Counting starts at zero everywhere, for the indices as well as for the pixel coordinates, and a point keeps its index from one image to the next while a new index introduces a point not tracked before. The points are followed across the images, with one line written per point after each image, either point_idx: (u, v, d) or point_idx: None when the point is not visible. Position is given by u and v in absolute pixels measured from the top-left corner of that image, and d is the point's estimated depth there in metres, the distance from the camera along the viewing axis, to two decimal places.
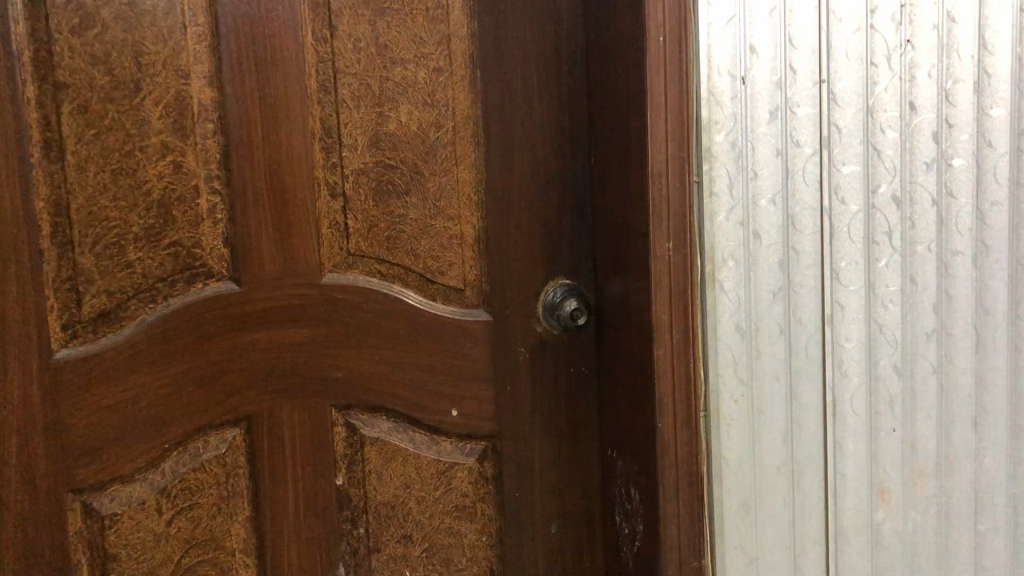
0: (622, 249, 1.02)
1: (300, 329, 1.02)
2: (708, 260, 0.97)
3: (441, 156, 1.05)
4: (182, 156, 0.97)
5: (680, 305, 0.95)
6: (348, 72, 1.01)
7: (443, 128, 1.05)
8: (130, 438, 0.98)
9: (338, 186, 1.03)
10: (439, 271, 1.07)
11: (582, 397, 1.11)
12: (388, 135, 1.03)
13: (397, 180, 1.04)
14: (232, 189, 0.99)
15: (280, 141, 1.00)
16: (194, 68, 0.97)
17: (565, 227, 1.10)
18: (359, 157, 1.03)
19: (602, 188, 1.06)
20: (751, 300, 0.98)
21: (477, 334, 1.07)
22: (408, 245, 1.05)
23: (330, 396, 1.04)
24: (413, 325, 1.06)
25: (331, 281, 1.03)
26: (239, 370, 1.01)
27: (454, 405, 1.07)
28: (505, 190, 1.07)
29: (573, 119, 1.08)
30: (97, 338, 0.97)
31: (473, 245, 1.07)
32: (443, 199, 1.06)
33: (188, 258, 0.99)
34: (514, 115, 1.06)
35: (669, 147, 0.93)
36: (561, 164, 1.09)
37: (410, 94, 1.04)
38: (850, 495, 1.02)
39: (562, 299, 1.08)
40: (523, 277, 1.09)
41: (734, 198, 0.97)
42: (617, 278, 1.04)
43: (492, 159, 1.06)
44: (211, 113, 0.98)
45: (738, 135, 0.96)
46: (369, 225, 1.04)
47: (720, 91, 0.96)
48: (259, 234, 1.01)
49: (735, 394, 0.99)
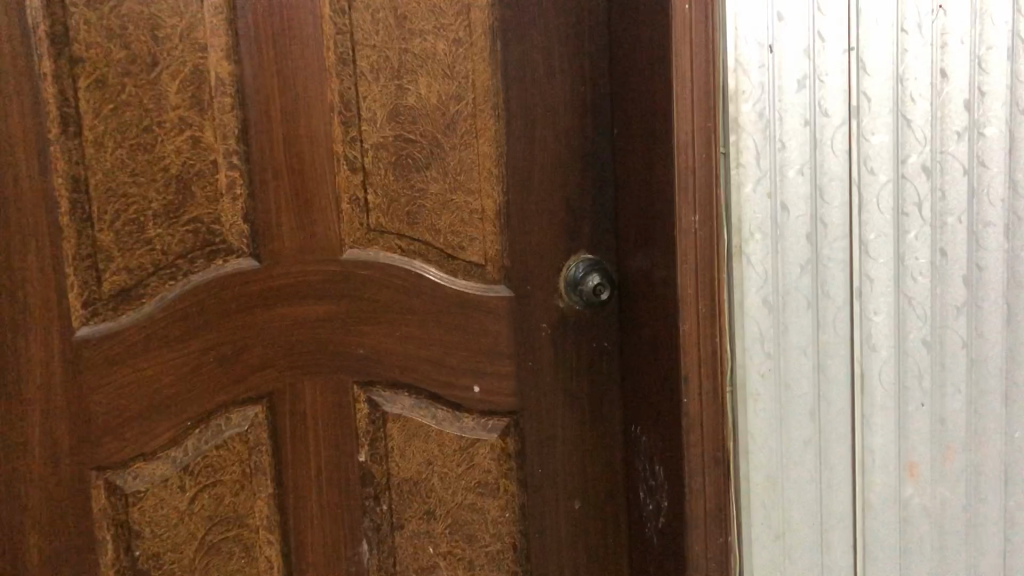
0: (647, 222, 1.00)
1: (321, 306, 1.02)
2: (735, 233, 0.95)
3: (461, 130, 1.04)
4: (200, 131, 0.96)
5: (706, 278, 0.93)
6: (366, 45, 1.00)
7: (464, 100, 1.03)
8: (153, 415, 0.97)
9: (357, 160, 1.01)
10: (460, 247, 1.05)
11: (605, 374, 1.10)
12: (407, 108, 1.02)
13: (417, 154, 1.03)
14: (251, 164, 0.98)
15: (298, 115, 0.99)
16: (211, 41, 0.96)
17: (587, 201, 1.08)
18: (379, 131, 1.01)
19: (625, 161, 1.04)
20: (779, 273, 0.96)
21: (498, 309, 1.06)
22: (429, 220, 1.04)
23: (352, 372, 1.03)
24: (434, 301, 1.05)
25: (351, 257, 1.02)
26: (260, 346, 1.00)
27: (476, 381, 1.07)
28: (526, 163, 1.05)
29: (596, 90, 1.06)
30: (118, 315, 0.96)
31: (494, 219, 1.06)
32: (464, 174, 1.04)
33: (207, 235, 0.98)
34: (535, 87, 1.04)
35: (694, 118, 0.91)
36: (583, 137, 1.07)
37: (429, 66, 1.02)
38: (879, 470, 1.01)
39: (584, 274, 1.07)
40: (544, 251, 1.07)
41: (761, 168, 0.94)
42: (641, 251, 1.02)
43: (513, 132, 1.04)
44: (229, 88, 0.97)
45: (766, 105, 0.94)
46: (389, 201, 1.03)
47: (747, 59, 0.93)
48: (279, 209, 0.99)
49: (762, 369, 0.97)
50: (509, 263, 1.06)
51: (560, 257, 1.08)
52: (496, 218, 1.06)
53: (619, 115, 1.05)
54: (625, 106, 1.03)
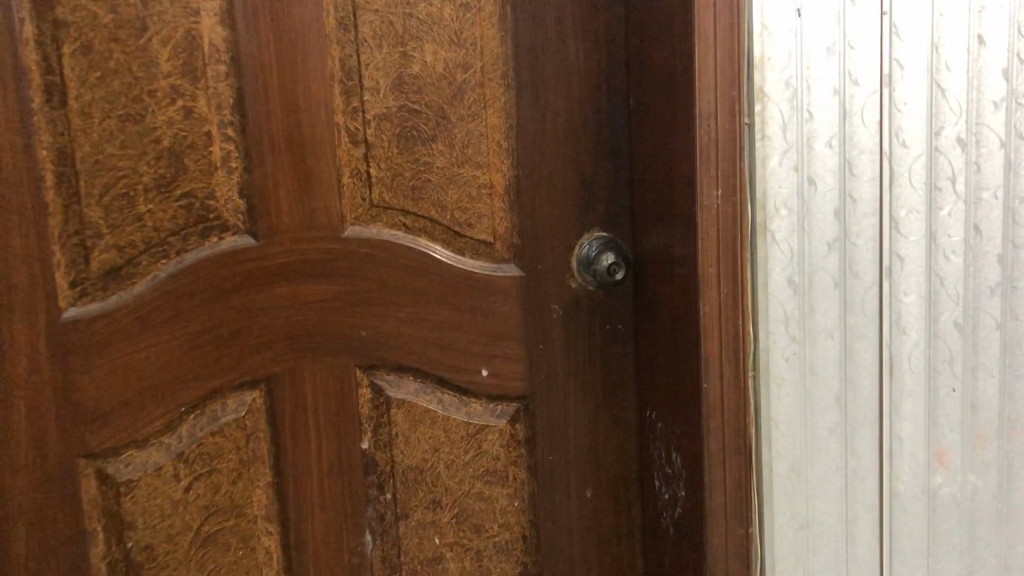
0: (664, 197, 0.95)
1: (322, 286, 0.97)
2: (759, 208, 0.90)
3: (469, 100, 0.98)
4: (193, 101, 0.91)
5: (728, 257, 0.88)
6: (368, 9, 0.94)
7: (472, 68, 0.98)
8: (145, 401, 0.93)
9: (360, 132, 0.96)
10: (468, 224, 1.00)
11: (619, 357, 1.05)
12: (412, 77, 0.96)
13: (423, 124, 0.97)
14: (247, 136, 0.93)
15: (297, 84, 0.93)
16: (204, 5, 0.90)
17: (601, 175, 1.02)
18: (382, 101, 0.96)
19: (641, 133, 0.98)
20: (805, 251, 0.91)
21: (507, 290, 1.01)
22: (435, 195, 0.99)
23: (354, 355, 0.99)
24: (440, 281, 1.00)
25: (353, 234, 0.97)
26: (257, 328, 0.95)
27: (484, 365, 1.02)
28: (538, 135, 1.00)
29: (611, 58, 1.01)
30: (108, 296, 0.91)
31: (504, 194, 1.01)
32: (471, 146, 0.99)
33: (202, 211, 0.93)
34: (548, 55, 0.99)
35: (718, 86, 0.86)
36: (597, 107, 1.01)
37: (435, 32, 0.96)
38: (907, 458, 0.96)
39: (598, 253, 1.02)
40: (556, 229, 1.02)
41: (787, 140, 0.89)
42: (658, 228, 0.97)
43: (524, 102, 0.99)
44: (223, 55, 0.91)
45: (792, 73, 0.88)
46: (393, 175, 0.98)
47: (773, 23, 0.88)
48: (276, 184, 0.94)
49: (787, 352, 0.92)
50: (519, 240, 1.01)
51: (572, 234, 1.03)
52: (505, 193, 1.01)
53: (633, 85, 1.00)
54: (642, 73, 0.97)
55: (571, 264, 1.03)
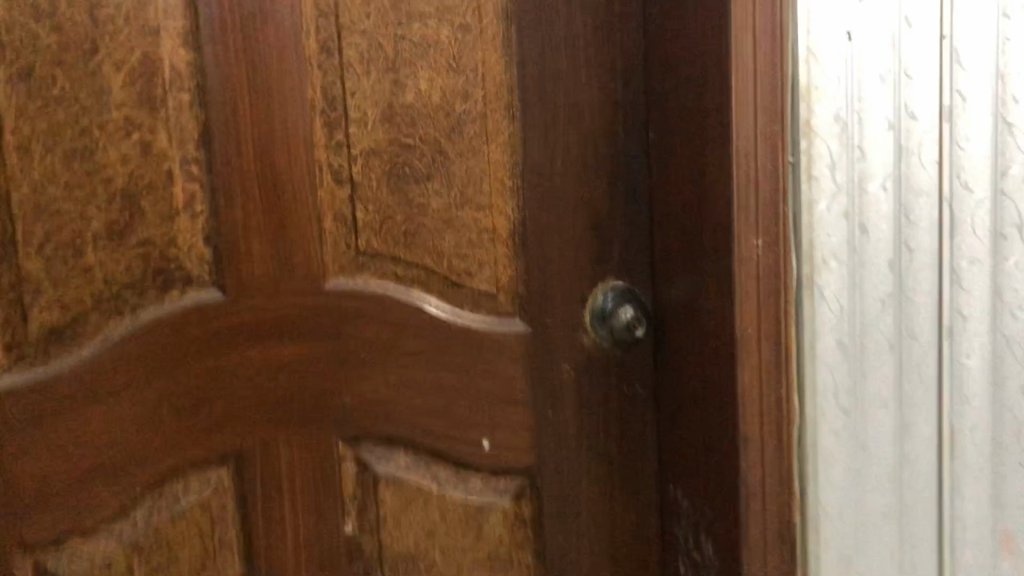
0: (692, 245, 0.83)
1: (300, 346, 0.84)
2: (805, 260, 0.78)
3: (469, 133, 0.86)
4: (151, 135, 0.79)
5: (770, 316, 0.77)
6: (354, 30, 0.83)
7: (472, 97, 0.86)
8: (93, 483, 0.80)
9: (344, 170, 0.84)
10: (467, 273, 0.88)
11: (638, 424, 0.92)
12: (405, 107, 0.85)
13: (416, 162, 0.86)
14: (214, 175, 0.81)
15: (272, 116, 0.81)
16: (165, 24, 0.78)
17: (618, 218, 0.90)
18: (370, 135, 0.84)
19: (662, 171, 0.87)
20: (857, 309, 0.79)
21: (511, 348, 0.89)
22: (430, 242, 0.87)
23: (337, 425, 0.86)
24: (435, 339, 0.87)
25: (336, 287, 0.85)
26: (226, 396, 0.83)
27: (485, 435, 0.89)
28: (546, 173, 0.88)
29: (630, 84, 0.88)
30: (50, 361, 0.78)
31: (508, 240, 0.89)
32: (471, 186, 0.87)
33: (161, 261, 0.80)
34: (558, 82, 0.87)
35: (758, 121, 0.74)
36: (614, 141, 0.89)
37: (431, 57, 0.84)
38: (970, 543, 0.85)
39: (614, 306, 0.90)
40: (567, 279, 0.90)
41: (837, 182, 0.77)
42: (683, 279, 0.85)
43: (531, 136, 0.87)
44: (187, 82, 0.79)
45: (843, 104, 0.77)
46: (383, 219, 0.86)
47: (822, 46, 0.76)
48: (248, 230, 0.82)
49: (835, 424, 0.80)
50: (526, 292, 0.89)
51: (585, 285, 0.90)
52: (509, 239, 0.89)
53: (653, 116, 0.88)
54: (655, 109, 0.87)
55: (584, 319, 0.91)
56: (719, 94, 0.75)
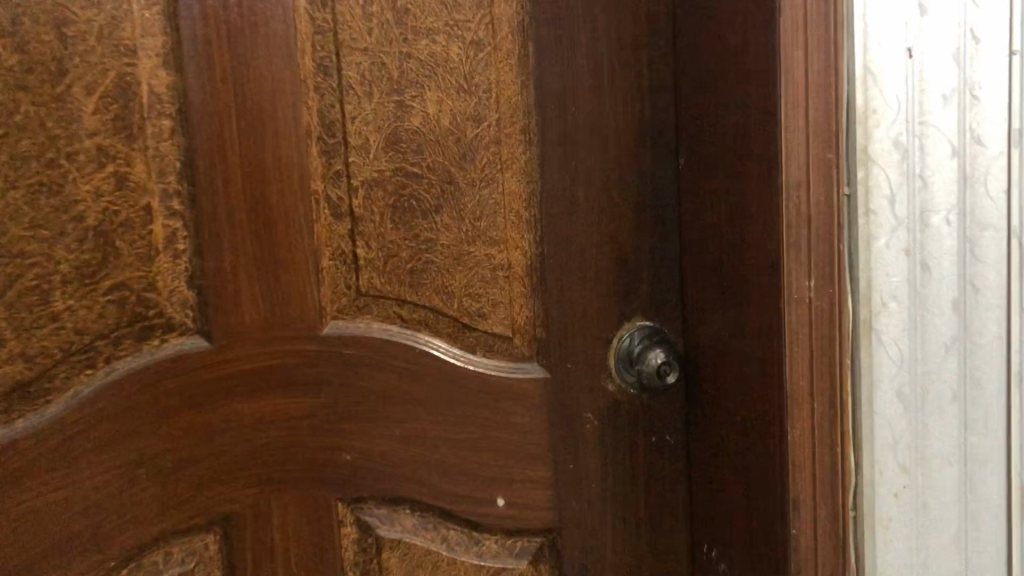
0: (733, 282, 0.74)
1: (293, 399, 0.76)
2: (863, 303, 0.69)
3: (481, 160, 0.78)
4: (127, 165, 0.70)
5: (824, 365, 0.69)
6: (355, 48, 0.74)
7: (484, 120, 0.78)
8: (62, 558, 0.71)
9: (343, 202, 0.76)
10: (479, 315, 0.80)
11: (667, 477, 0.84)
12: (410, 132, 0.76)
13: (424, 193, 0.77)
14: (198, 210, 0.72)
15: (263, 143, 0.73)
16: (142, 42, 0.70)
17: (644, 251, 0.82)
18: (371, 163, 0.76)
19: (693, 201, 0.79)
20: (919, 356, 0.71)
21: (529, 397, 0.80)
22: (439, 281, 0.78)
23: (335, 486, 0.77)
24: (444, 388, 0.79)
25: (334, 332, 0.76)
26: (211, 456, 0.74)
27: (501, 492, 0.80)
28: (566, 203, 0.79)
29: (657, 105, 0.81)
30: (12, 421, 0.69)
31: (524, 276, 0.80)
32: (484, 218, 0.79)
33: (139, 306, 0.72)
34: (579, 103, 0.78)
35: (810, 147, 0.67)
36: (640, 167, 0.81)
37: (439, 77, 0.76)
38: None
39: (643, 349, 0.82)
40: (590, 320, 0.81)
41: (897, 215, 0.69)
42: (722, 320, 0.77)
43: (551, 162, 0.78)
44: (167, 106, 0.71)
45: (903, 129, 0.69)
46: (386, 256, 0.77)
47: (882, 64, 0.68)
48: (236, 270, 0.73)
49: (898, 487, 0.71)
50: (544, 334, 0.80)
51: (608, 325, 0.82)
52: (526, 276, 0.80)
53: (687, 139, 0.79)
54: (691, 132, 0.78)
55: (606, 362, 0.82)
56: (766, 117, 0.67)
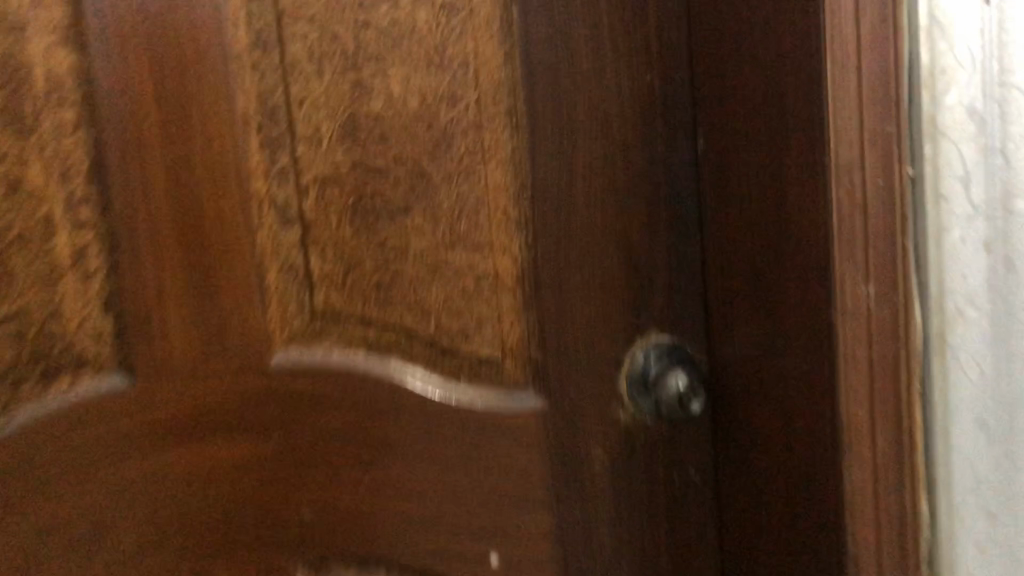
0: (778, 291, 0.59)
1: (240, 445, 0.64)
2: (932, 310, 0.57)
3: (458, 148, 0.64)
4: (21, 168, 0.57)
5: (882, 389, 0.57)
6: (300, 18, 0.61)
7: (459, 100, 0.63)
8: None
9: (292, 206, 0.63)
10: (462, 336, 0.66)
11: (695, 523, 0.69)
12: (370, 118, 0.63)
13: (390, 191, 0.64)
14: (112, 220, 0.59)
15: (190, 136, 0.60)
16: (33, 15, 0.56)
17: (658, 254, 0.68)
18: (325, 157, 0.63)
19: (721, 190, 0.64)
20: (1011, 374, 0.57)
21: (524, 432, 0.66)
22: (412, 296, 0.65)
23: (294, 541, 0.66)
24: (422, 426, 0.66)
25: (286, 365, 0.64)
26: (143, 515, 0.62)
27: (492, 547, 0.67)
28: (563, 197, 0.65)
29: (672, 76, 0.66)
30: None
31: (514, 288, 0.66)
32: (463, 220, 0.65)
33: (43, 339, 0.59)
34: (577, 74, 0.64)
35: (863, 118, 0.54)
36: (652, 153, 0.67)
37: (404, 49, 0.63)
38: None
39: (661, 371, 0.68)
40: (596, 337, 0.67)
41: (978, 200, 0.56)
42: (758, 335, 0.63)
43: (543, 149, 0.64)
44: (69, 93, 0.58)
45: (981, 92, 0.55)
46: (348, 269, 0.64)
47: (953, 10, 0.55)
48: (163, 292, 0.61)
49: (981, 531, 0.59)
50: (540, 355, 0.65)
51: (618, 344, 0.68)
52: (517, 288, 0.66)
53: (708, 115, 0.65)
54: (709, 106, 0.64)
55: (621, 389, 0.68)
56: (800, 89, 0.54)
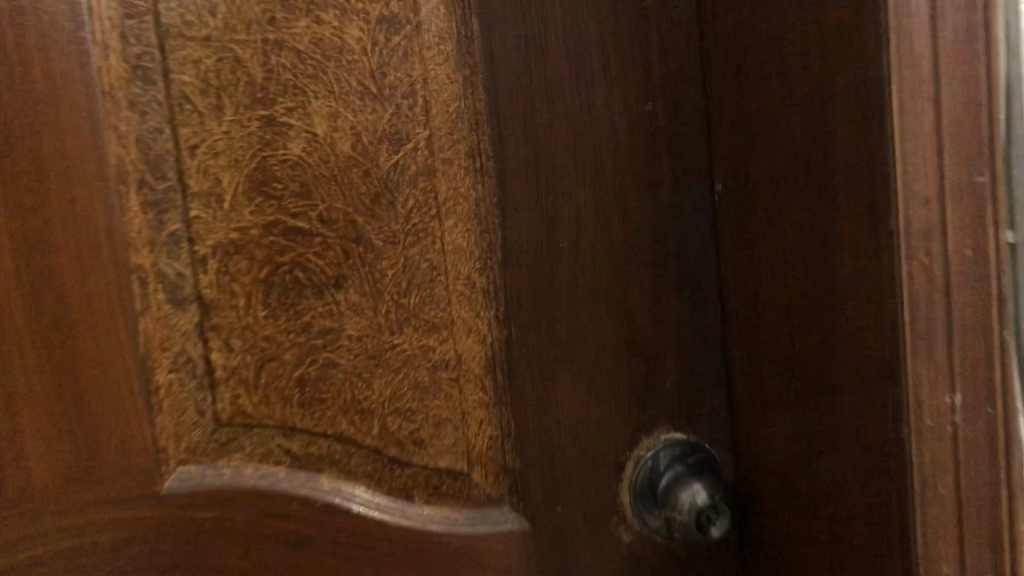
0: (827, 392, 0.45)
1: None
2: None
3: (404, 203, 0.50)
4: None
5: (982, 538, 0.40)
6: (193, 40, 0.48)
7: (412, 143, 0.50)
8: None
9: (188, 281, 0.49)
10: (416, 442, 0.52)
11: None
12: (288, 166, 0.49)
13: (315, 259, 0.50)
14: None
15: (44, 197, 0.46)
16: None
17: (666, 330, 0.53)
18: (228, 217, 0.49)
19: (748, 254, 0.50)
20: None
21: (497, 559, 0.52)
22: (347, 392, 0.51)
23: None
24: (365, 558, 0.51)
25: (183, 491, 0.49)
26: None
27: None
28: (542, 266, 0.51)
29: (679, 108, 0.52)
30: None
31: (483, 380, 0.52)
32: (414, 294, 0.51)
33: None
34: (559, 109, 0.50)
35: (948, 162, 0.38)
36: (656, 202, 0.52)
37: (332, 77, 0.49)
38: None
39: (670, 482, 0.53)
40: (591, 437, 0.53)
41: None
42: (802, 446, 0.48)
43: (519, 205, 0.50)
44: None
45: None
46: (259, 360, 0.51)
47: None
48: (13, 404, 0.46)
49: None
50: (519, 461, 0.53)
51: (615, 445, 0.54)
52: (487, 380, 0.52)
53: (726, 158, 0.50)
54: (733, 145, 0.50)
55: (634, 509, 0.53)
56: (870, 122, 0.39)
